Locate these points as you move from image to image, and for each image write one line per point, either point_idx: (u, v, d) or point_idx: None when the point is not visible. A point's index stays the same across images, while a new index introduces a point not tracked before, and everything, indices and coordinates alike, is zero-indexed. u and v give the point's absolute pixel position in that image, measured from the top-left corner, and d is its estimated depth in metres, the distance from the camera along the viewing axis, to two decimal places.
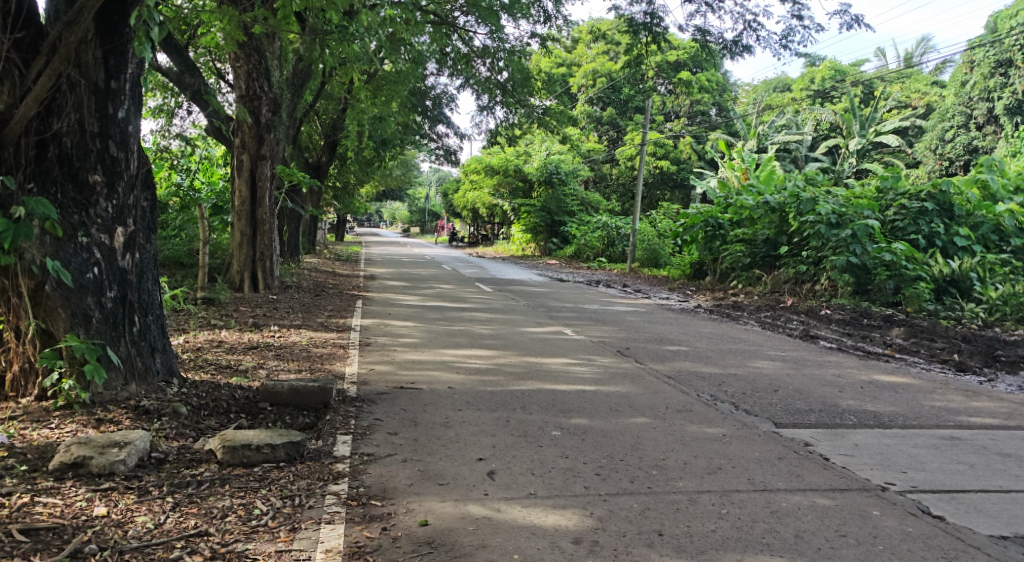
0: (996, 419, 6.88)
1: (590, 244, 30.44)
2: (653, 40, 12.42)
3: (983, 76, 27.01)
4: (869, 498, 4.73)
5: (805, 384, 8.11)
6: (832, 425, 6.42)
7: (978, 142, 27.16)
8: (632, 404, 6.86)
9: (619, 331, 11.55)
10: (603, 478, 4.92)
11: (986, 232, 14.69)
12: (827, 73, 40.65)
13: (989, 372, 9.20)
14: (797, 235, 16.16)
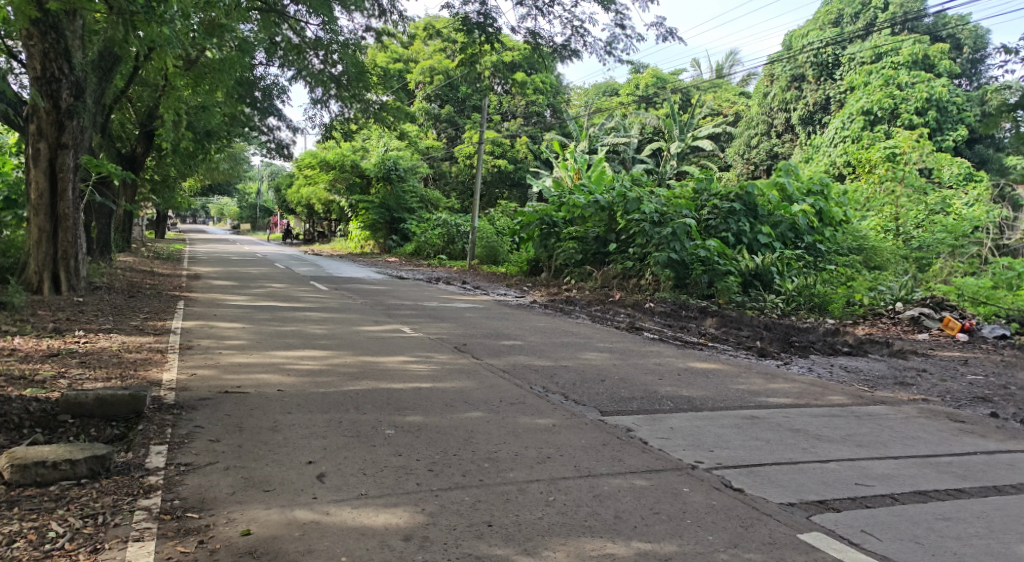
0: (791, 398, 7.59)
1: (429, 242, 30.41)
2: (487, 40, 12.61)
3: (782, 89, 29.57)
4: (681, 477, 5.07)
5: (629, 373, 8.56)
6: (651, 411, 6.81)
7: (778, 149, 29.73)
8: (466, 399, 6.94)
9: (456, 327, 11.65)
10: (435, 474, 4.96)
11: (784, 230, 16.06)
12: (649, 79, 42.98)
13: (785, 356, 10.12)
14: (625, 233, 16.98)
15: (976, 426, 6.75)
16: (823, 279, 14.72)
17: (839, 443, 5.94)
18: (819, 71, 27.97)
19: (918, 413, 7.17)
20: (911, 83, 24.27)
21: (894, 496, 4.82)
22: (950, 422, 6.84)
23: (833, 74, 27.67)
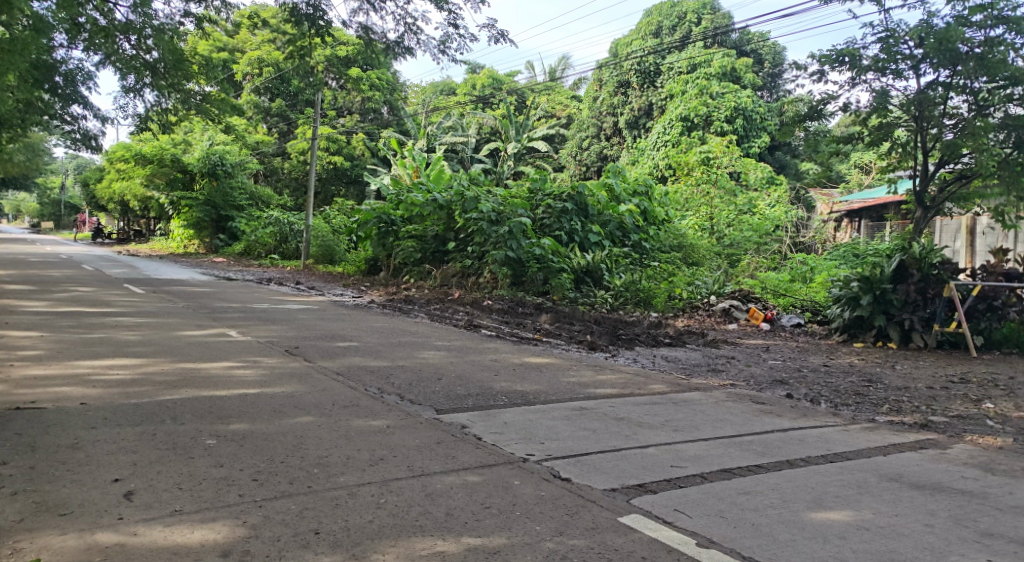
0: (617, 388, 7.94)
1: (260, 240, 29.16)
2: (317, 33, 12.26)
3: (609, 94, 30.85)
4: (512, 470, 5.15)
5: (465, 370, 8.61)
6: (486, 407, 6.89)
7: (607, 151, 31.01)
8: (296, 403, 6.70)
9: (287, 330, 11.23)
10: (260, 483, 4.74)
11: (612, 228, 16.77)
12: (485, 80, 43.50)
13: (613, 348, 10.58)
14: (462, 231, 17.05)
15: (775, 407, 7.37)
16: (647, 275, 15.56)
17: (659, 429, 6.27)
18: (642, 78, 29.46)
19: (727, 397, 7.73)
20: (722, 93, 26.12)
21: (705, 475, 5.15)
22: (754, 404, 7.42)
23: (654, 82, 29.25)
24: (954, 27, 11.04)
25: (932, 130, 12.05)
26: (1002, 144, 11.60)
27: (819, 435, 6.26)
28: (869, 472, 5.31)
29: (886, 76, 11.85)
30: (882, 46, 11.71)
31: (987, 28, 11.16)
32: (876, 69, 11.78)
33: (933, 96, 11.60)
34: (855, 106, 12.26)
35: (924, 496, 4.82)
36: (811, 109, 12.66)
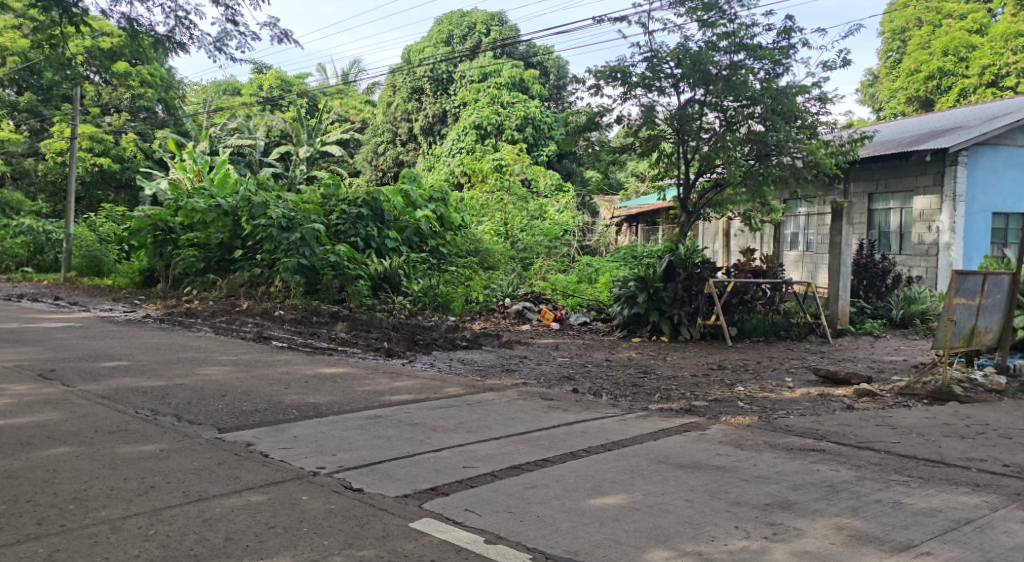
0: (411, 393, 7.94)
1: (9, 252, 25.90)
2: (70, 22, 11.12)
3: (403, 100, 30.70)
4: (299, 485, 4.99)
5: (252, 385, 8.20)
6: (273, 422, 6.61)
7: (402, 157, 30.92)
8: (51, 433, 6.04)
9: (44, 351, 10.06)
10: (2, 528, 4.22)
11: (410, 234, 16.75)
12: (272, 81, 41.71)
13: (410, 354, 10.58)
14: (250, 239, 16.19)
15: (562, 402, 7.74)
16: (445, 279, 15.72)
17: (451, 432, 6.36)
18: (436, 86, 29.68)
19: (518, 395, 7.99)
20: (511, 102, 27.05)
21: (495, 472, 5.30)
22: (541, 401, 7.75)
23: (447, 89, 29.59)
24: (705, 51, 12.23)
25: (692, 144, 13.22)
26: (747, 156, 12.95)
27: (598, 426, 6.66)
28: (643, 456, 5.73)
29: (651, 92, 12.85)
30: (647, 64, 12.67)
31: (731, 53, 12.46)
32: (643, 85, 12.73)
33: (691, 113, 12.77)
34: (627, 119, 13.17)
35: (687, 474, 5.29)
36: (590, 120, 13.42)
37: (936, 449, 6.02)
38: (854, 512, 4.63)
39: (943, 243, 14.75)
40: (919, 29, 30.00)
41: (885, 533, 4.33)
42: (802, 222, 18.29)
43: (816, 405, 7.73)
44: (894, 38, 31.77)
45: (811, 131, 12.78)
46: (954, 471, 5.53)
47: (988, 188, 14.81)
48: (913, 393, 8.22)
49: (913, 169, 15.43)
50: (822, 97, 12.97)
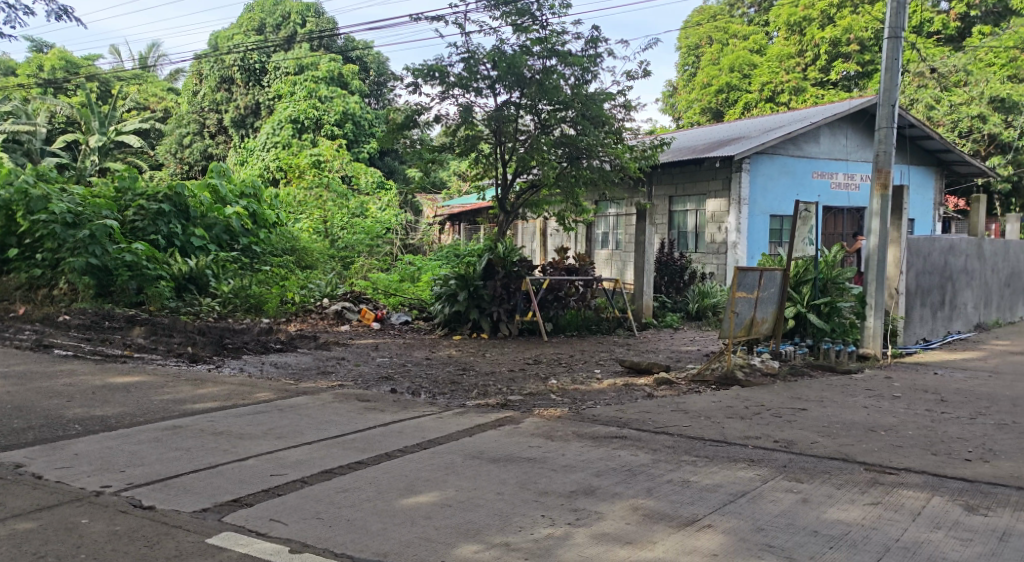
0: (216, 401, 7.51)
1: None
2: None
3: (211, 89, 28.88)
4: (80, 508, 4.57)
5: (29, 399, 7.39)
6: (52, 439, 6.00)
7: (211, 150, 29.18)
8: None
9: None
10: None
11: (218, 232, 15.78)
12: (57, 61, 37.81)
13: (216, 359, 10.00)
14: (28, 236, 14.57)
15: (378, 402, 7.63)
16: (258, 280, 15.04)
17: (257, 439, 6.08)
18: (247, 76, 28.22)
19: (333, 398, 7.78)
20: (330, 97, 26.32)
21: (303, 479, 5.13)
22: (357, 402, 7.60)
23: (260, 80, 28.25)
24: (519, 55, 12.51)
25: (508, 145, 13.49)
26: (559, 158, 13.42)
27: (413, 425, 6.63)
28: (456, 453, 5.78)
29: (469, 92, 12.98)
30: (464, 64, 12.79)
31: (544, 58, 12.83)
32: (460, 86, 12.83)
33: (508, 115, 13.03)
34: (445, 119, 13.22)
35: (497, 468, 5.39)
36: (408, 118, 13.34)
37: (721, 430, 6.55)
38: (649, 493, 4.93)
39: (730, 242, 16.09)
40: (710, 47, 32.58)
41: (675, 510, 4.64)
42: (612, 222, 19.24)
43: (620, 395, 8.16)
44: (689, 53, 34.26)
45: (616, 136, 13.44)
46: (736, 448, 6.04)
47: (766, 193, 16.34)
48: (703, 379, 8.91)
49: (705, 174, 16.69)
50: (627, 104, 13.71)
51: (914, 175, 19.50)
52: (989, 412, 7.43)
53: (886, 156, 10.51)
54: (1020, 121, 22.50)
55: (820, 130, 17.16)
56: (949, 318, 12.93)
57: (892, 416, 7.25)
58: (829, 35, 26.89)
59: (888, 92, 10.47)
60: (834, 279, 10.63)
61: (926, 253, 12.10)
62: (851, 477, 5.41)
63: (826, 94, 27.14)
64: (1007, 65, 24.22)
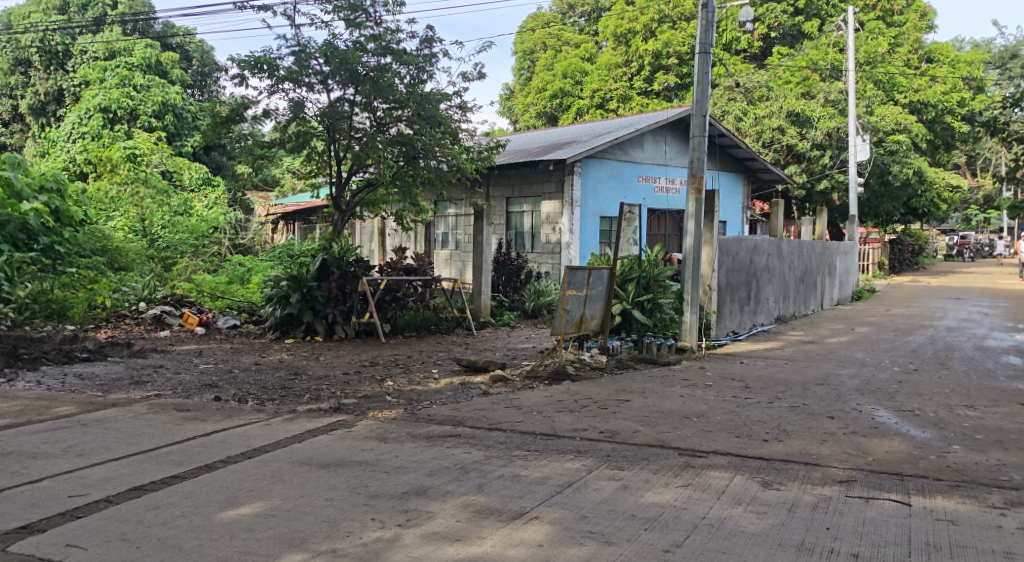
0: (7, 418, 6.80)
1: None
2: None
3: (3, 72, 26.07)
4: None
5: None
6: None
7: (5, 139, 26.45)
8: None
9: None
10: None
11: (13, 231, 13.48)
12: None
13: (10, 372, 9.07)
14: None
15: (198, 412, 7.21)
16: (63, 283, 13.84)
17: (57, 458, 5.56)
18: (48, 59, 25.77)
19: (148, 409, 7.27)
20: (146, 86, 24.43)
21: (108, 498, 4.76)
22: (175, 413, 7.14)
23: (64, 65, 25.91)
24: (352, 51, 12.18)
25: (343, 142, 13.19)
26: (396, 157, 13.27)
27: (238, 434, 6.32)
28: (282, 460, 5.57)
29: (300, 87, 12.54)
30: (295, 57, 12.35)
31: (379, 56, 12.66)
32: (291, 80, 12.37)
33: (342, 111, 12.71)
34: (275, 114, 12.68)
35: (326, 473, 5.26)
36: (234, 111, 12.67)
37: (551, 424, 6.74)
38: (479, 489, 4.98)
39: (564, 243, 16.59)
40: (543, 53, 33.48)
41: (503, 504, 4.72)
42: (450, 223, 19.32)
43: (456, 393, 8.22)
44: (524, 58, 35.09)
45: (453, 137, 13.48)
46: (564, 441, 6.25)
47: (597, 195, 17.03)
48: (537, 375, 9.15)
49: (540, 177, 17.13)
50: (462, 105, 13.78)
51: (725, 180, 20.98)
52: (786, 396, 8.16)
53: (700, 162, 11.25)
54: (812, 134, 24.80)
55: (644, 136, 18.08)
56: (754, 311, 14.06)
57: (703, 403, 7.78)
58: (651, 48, 28.41)
59: (700, 102, 11.21)
60: (657, 276, 11.22)
61: (734, 252, 13.08)
62: (667, 462, 5.75)
63: (650, 103, 28.69)
64: (801, 82, 26.63)
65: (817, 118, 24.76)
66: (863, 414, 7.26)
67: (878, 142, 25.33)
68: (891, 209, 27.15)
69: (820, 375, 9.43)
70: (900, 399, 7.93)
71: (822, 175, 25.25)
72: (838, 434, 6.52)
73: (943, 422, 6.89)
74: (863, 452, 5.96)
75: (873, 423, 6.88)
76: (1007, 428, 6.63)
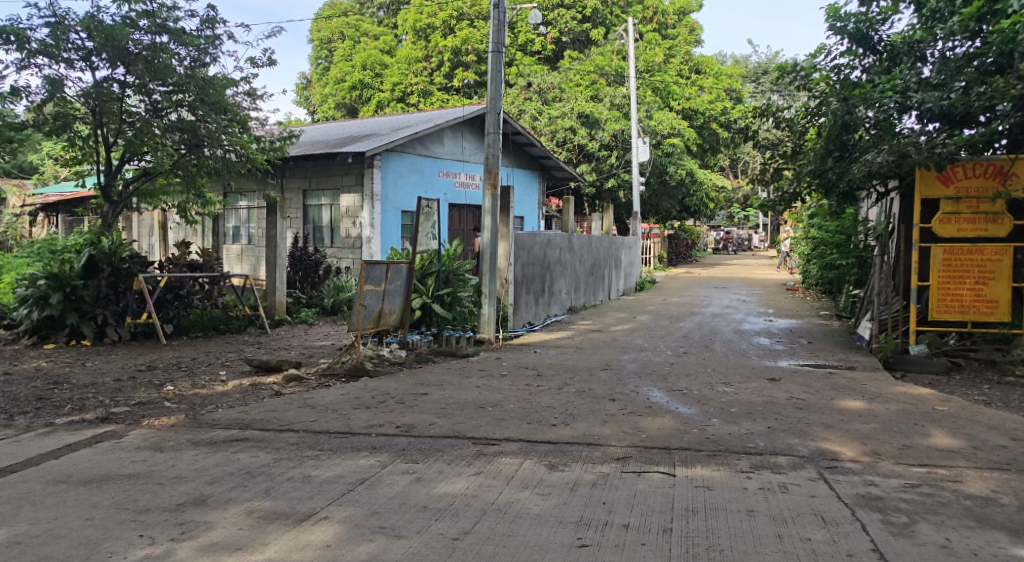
0: None
1: None
2: None
3: None
4: None
5: None
6: None
7: None
8: None
9: None
10: None
11: None
12: None
13: None
14: None
15: None
16: None
17: None
18: None
19: None
20: None
21: None
22: None
23: None
24: (119, 26, 11.13)
25: (112, 126, 12.05)
26: (176, 144, 12.37)
27: None
28: (37, 480, 5.05)
29: (57, 64, 11.32)
30: (50, 30, 11.13)
31: (152, 34, 11.66)
32: (46, 54, 11.14)
33: (109, 92, 11.59)
34: (29, 93, 11.32)
35: (90, 490, 4.83)
36: None
37: (345, 422, 6.64)
38: (265, 494, 4.81)
39: (365, 237, 16.34)
40: (341, 43, 32.72)
41: (291, 507, 4.60)
42: (242, 216, 18.37)
43: (245, 396, 7.84)
44: (322, 46, 34.16)
45: (242, 125, 12.80)
46: (358, 438, 6.18)
47: (397, 190, 16.92)
48: (333, 372, 8.98)
49: (338, 170, 16.70)
50: (250, 91, 13.11)
51: (521, 177, 21.61)
52: (574, 382, 8.60)
53: (495, 158, 11.55)
54: (600, 135, 26.22)
55: (444, 132, 18.23)
56: (548, 302, 14.66)
57: (497, 393, 8.01)
58: (450, 44, 28.47)
59: (494, 100, 11.46)
60: (455, 271, 11.39)
61: (529, 246, 13.55)
62: (460, 452, 5.87)
63: (450, 99, 28.89)
64: (591, 86, 27.90)
65: (604, 121, 26.17)
66: (640, 395, 7.84)
67: (656, 144, 27.30)
68: (669, 207, 29.43)
69: (603, 361, 10.05)
70: (671, 380, 8.63)
71: (610, 174, 26.80)
72: (617, 415, 6.99)
73: (705, 399, 7.60)
74: (638, 430, 6.43)
75: (648, 403, 7.44)
76: (757, 400, 7.45)
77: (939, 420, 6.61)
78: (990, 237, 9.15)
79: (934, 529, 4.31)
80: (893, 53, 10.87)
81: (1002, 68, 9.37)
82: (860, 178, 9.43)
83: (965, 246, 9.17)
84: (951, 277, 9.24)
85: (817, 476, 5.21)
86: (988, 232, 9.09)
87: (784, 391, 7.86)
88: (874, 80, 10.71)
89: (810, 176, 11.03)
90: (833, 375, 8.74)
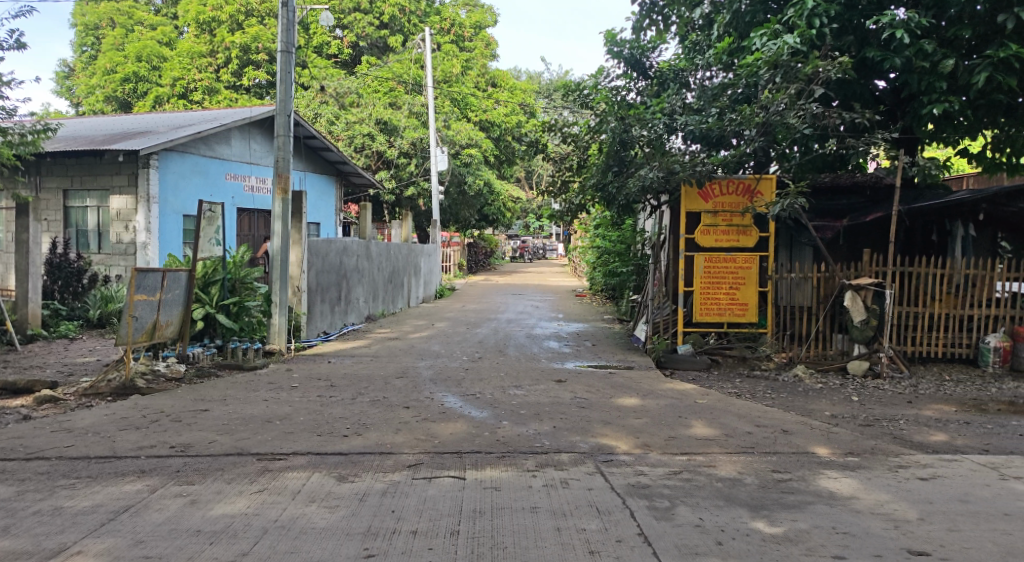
0: None
1: None
2: None
3: None
4: None
5: None
6: None
7: None
8: None
9: None
10: None
11: None
12: None
13: None
14: None
15: None
16: None
17: None
18: None
19: None
20: None
21: None
22: None
23: None
24: None
25: None
26: None
27: None
28: None
29: None
30: None
31: None
32: None
33: None
34: None
35: None
36: None
37: (110, 445, 6.08)
38: (5, 531, 4.29)
39: (140, 243, 15.08)
40: (111, 31, 30.07)
41: (36, 545, 4.13)
42: None
43: None
44: (87, 33, 31.18)
45: None
46: (125, 462, 5.67)
47: (178, 192, 15.81)
48: (97, 392, 8.17)
49: (106, 169, 15.26)
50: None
51: (316, 183, 20.98)
52: (368, 391, 8.49)
53: (285, 162, 11.14)
54: (399, 142, 26.06)
55: (231, 133, 17.34)
56: (344, 311, 14.34)
57: (286, 406, 7.71)
58: (239, 40, 27.13)
59: (284, 102, 11.05)
60: (242, 278, 10.64)
61: (324, 253, 13.19)
62: (242, 469, 5.57)
63: (239, 98, 27.45)
64: (388, 93, 27.68)
65: (403, 128, 26.12)
66: (434, 401, 7.89)
67: (454, 154, 27.53)
68: (468, 217, 29.90)
69: (398, 369, 10.00)
70: (464, 385, 8.75)
71: (410, 182, 26.74)
72: (410, 422, 6.97)
73: (496, 402, 7.80)
74: (430, 436, 6.46)
75: (442, 409, 7.49)
76: (544, 402, 7.75)
77: (700, 411, 7.24)
78: (742, 247, 10.15)
79: (690, 511, 4.70)
80: (661, 79, 11.80)
81: (749, 98, 10.47)
82: (634, 192, 10.10)
83: (722, 255, 10.10)
84: (711, 283, 10.16)
85: (594, 470, 5.51)
86: (739, 243, 10.10)
87: (569, 392, 8.25)
88: (648, 102, 11.59)
89: (593, 189, 11.65)
90: (613, 374, 9.31)
